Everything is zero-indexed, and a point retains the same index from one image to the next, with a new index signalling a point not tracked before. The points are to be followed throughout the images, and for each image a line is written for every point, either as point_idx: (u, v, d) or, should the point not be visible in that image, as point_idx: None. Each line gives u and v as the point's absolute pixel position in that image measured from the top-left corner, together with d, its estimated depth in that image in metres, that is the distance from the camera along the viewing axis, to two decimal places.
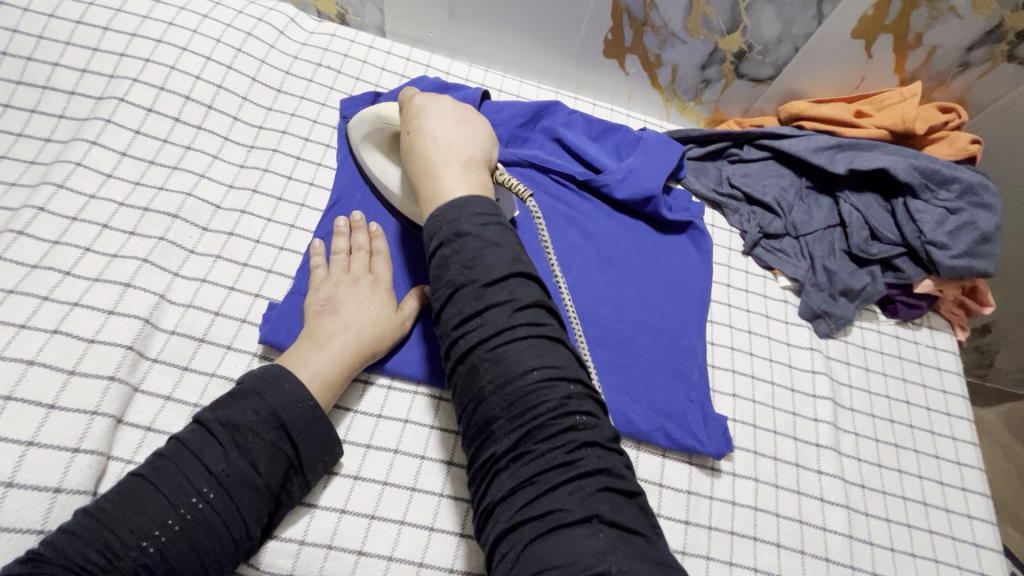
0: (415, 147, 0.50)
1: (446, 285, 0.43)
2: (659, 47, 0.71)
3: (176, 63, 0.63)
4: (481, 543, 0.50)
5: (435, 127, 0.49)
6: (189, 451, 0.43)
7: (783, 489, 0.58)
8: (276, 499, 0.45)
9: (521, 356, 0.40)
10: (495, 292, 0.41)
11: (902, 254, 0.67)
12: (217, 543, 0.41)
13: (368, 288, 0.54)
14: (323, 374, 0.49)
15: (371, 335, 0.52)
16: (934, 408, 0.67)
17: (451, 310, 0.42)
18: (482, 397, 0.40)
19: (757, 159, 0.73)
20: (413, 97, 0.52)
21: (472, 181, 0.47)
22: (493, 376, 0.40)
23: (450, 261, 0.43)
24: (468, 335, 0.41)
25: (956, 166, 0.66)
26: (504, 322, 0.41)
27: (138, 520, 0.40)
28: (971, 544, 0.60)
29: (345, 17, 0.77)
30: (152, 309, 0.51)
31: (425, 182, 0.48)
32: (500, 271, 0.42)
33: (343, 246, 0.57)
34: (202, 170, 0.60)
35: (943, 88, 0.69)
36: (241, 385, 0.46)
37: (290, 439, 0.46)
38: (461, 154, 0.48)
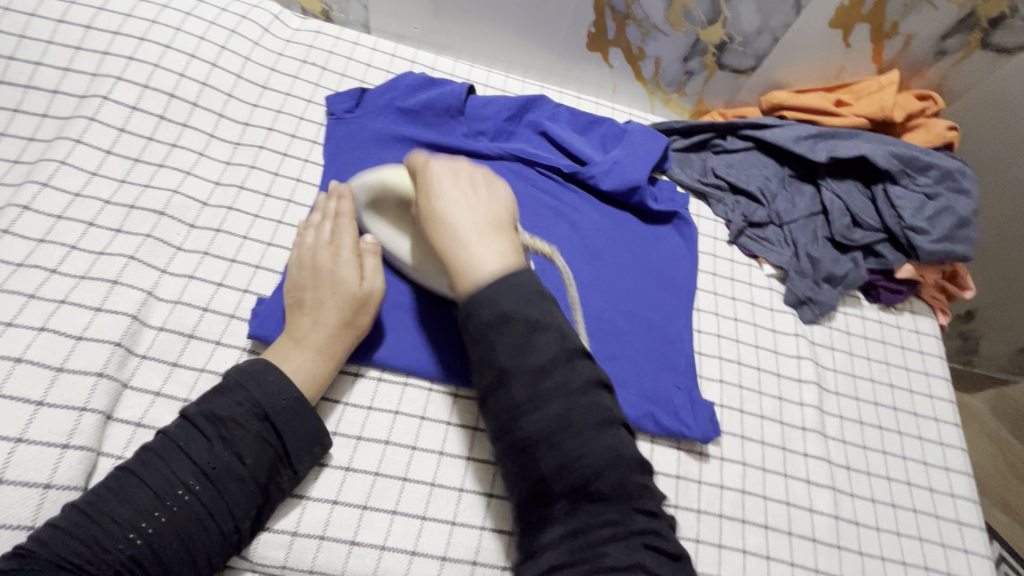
0: (437, 217, 0.48)
1: (493, 368, 0.43)
2: (641, 39, 0.71)
3: (160, 61, 0.63)
4: (473, 531, 0.50)
5: (456, 198, 0.48)
6: (174, 444, 0.43)
7: (770, 472, 0.59)
8: (265, 490, 0.45)
9: (582, 440, 0.42)
10: (551, 378, 0.43)
11: (884, 240, 0.68)
12: (205, 535, 0.42)
13: (333, 258, 0.53)
14: (306, 365, 0.49)
15: (343, 310, 0.51)
16: (917, 390, 0.68)
17: (503, 392, 0.43)
18: (537, 471, 0.42)
19: (740, 149, 0.74)
20: (427, 164, 0.50)
21: (505, 251, 0.47)
22: (552, 457, 0.42)
23: (498, 343, 0.43)
24: (519, 409, 0.43)
25: (933, 152, 0.67)
26: (561, 408, 0.42)
27: (125, 513, 0.40)
28: (954, 522, 0.61)
29: (329, 13, 0.78)
30: (140, 306, 0.51)
31: (456, 256, 0.46)
32: (551, 346, 0.43)
33: (311, 221, 0.55)
34: (189, 167, 0.60)
35: (920, 76, 0.71)
36: (226, 379, 0.47)
37: (276, 431, 0.46)
38: (489, 221, 0.48)
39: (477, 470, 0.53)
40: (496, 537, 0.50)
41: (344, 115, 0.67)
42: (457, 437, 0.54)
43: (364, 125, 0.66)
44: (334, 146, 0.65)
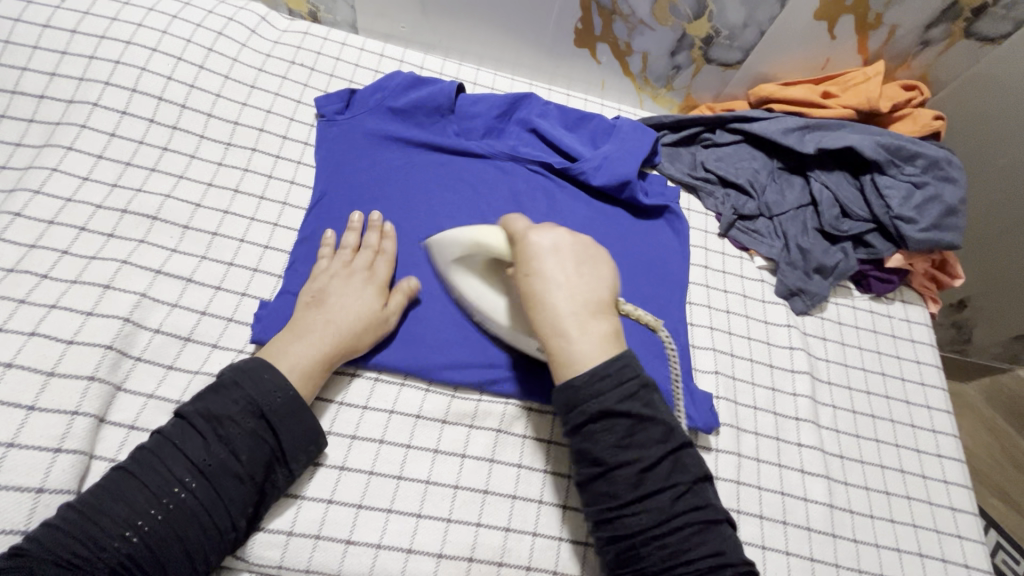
0: (538, 298, 0.46)
1: (594, 461, 0.44)
2: (629, 35, 0.71)
3: (148, 64, 0.63)
4: (469, 528, 0.50)
5: (559, 278, 0.46)
6: (170, 443, 0.43)
7: (764, 463, 0.60)
8: (261, 488, 0.45)
9: (684, 539, 0.43)
10: (653, 477, 0.43)
11: (873, 230, 0.69)
12: (201, 533, 0.42)
13: (361, 283, 0.54)
14: (301, 364, 0.49)
15: (351, 335, 0.52)
16: (909, 378, 0.69)
17: (604, 484, 0.44)
18: (641, 570, 0.43)
19: (730, 142, 0.74)
20: (527, 234, 0.47)
21: (604, 337, 0.46)
22: (656, 557, 0.43)
23: (599, 437, 0.44)
24: (625, 506, 0.43)
25: (919, 141, 0.68)
26: (665, 508, 0.43)
27: (121, 510, 0.41)
28: (947, 508, 0.62)
29: (316, 13, 0.78)
30: (133, 309, 0.51)
31: (555, 342, 0.46)
32: (655, 444, 0.44)
33: (352, 241, 0.57)
34: (181, 170, 0.59)
35: (906, 66, 0.72)
36: (221, 377, 0.47)
37: (272, 429, 0.46)
38: (589, 303, 0.46)
39: (473, 466, 0.53)
40: (492, 533, 0.50)
41: (334, 116, 0.67)
42: (452, 434, 0.54)
43: (355, 125, 0.66)
44: (324, 146, 0.65)
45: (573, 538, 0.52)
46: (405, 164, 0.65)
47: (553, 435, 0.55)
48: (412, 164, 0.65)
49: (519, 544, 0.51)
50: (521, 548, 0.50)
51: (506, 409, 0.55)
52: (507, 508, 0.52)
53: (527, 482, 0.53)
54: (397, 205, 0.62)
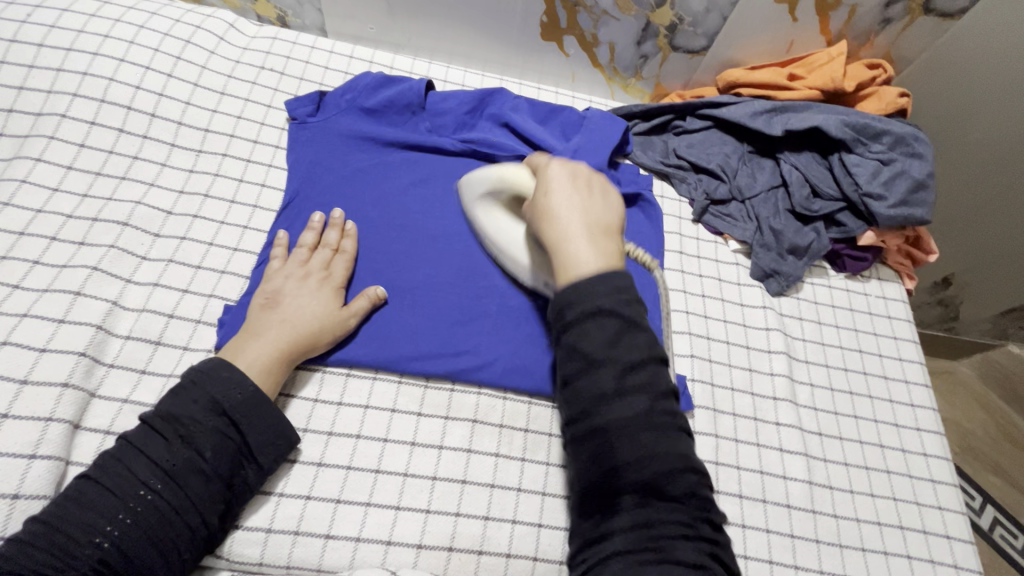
0: (548, 211, 0.49)
1: (582, 357, 0.44)
2: (594, 26, 0.72)
3: (114, 75, 0.63)
4: (449, 518, 0.51)
5: (569, 196, 0.49)
6: (133, 448, 0.44)
7: (742, 443, 0.60)
8: (230, 484, 0.46)
9: (658, 440, 0.43)
10: (637, 375, 0.43)
11: (843, 209, 0.69)
12: (172, 532, 0.43)
13: (316, 284, 0.55)
14: (259, 362, 0.50)
15: (306, 332, 0.52)
16: (887, 354, 0.69)
17: (588, 378, 0.44)
18: (611, 462, 0.43)
19: (700, 128, 0.75)
20: (546, 163, 0.52)
21: (610, 252, 0.47)
22: (629, 449, 0.42)
23: (591, 332, 0.44)
24: (605, 397, 0.43)
25: (886, 119, 0.68)
26: (646, 406, 0.43)
27: (90, 517, 0.41)
28: (927, 480, 0.62)
29: (284, 18, 0.79)
30: (105, 316, 0.51)
31: (562, 251, 0.47)
32: (641, 349, 0.44)
33: (309, 240, 0.58)
34: (151, 178, 0.60)
35: (869, 45, 0.72)
36: (180, 380, 0.47)
37: (234, 425, 0.47)
38: (600, 224, 0.48)
39: (450, 456, 0.53)
40: (472, 522, 0.51)
41: (306, 119, 0.67)
42: (428, 426, 0.54)
43: (327, 126, 0.66)
44: (295, 148, 0.65)
45: (553, 524, 0.52)
46: (376, 163, 0.65)
47: (529, 423, 0.56)
48: (384, 162, 0.65)
49: (499, 532, 0.51)
50: (501, 536, 0.51)
51: (479, 399, 0.56)
52: (486, 497, 0.52)
53: (506, 470, 0.54)
54: (368, 203, 0.63)
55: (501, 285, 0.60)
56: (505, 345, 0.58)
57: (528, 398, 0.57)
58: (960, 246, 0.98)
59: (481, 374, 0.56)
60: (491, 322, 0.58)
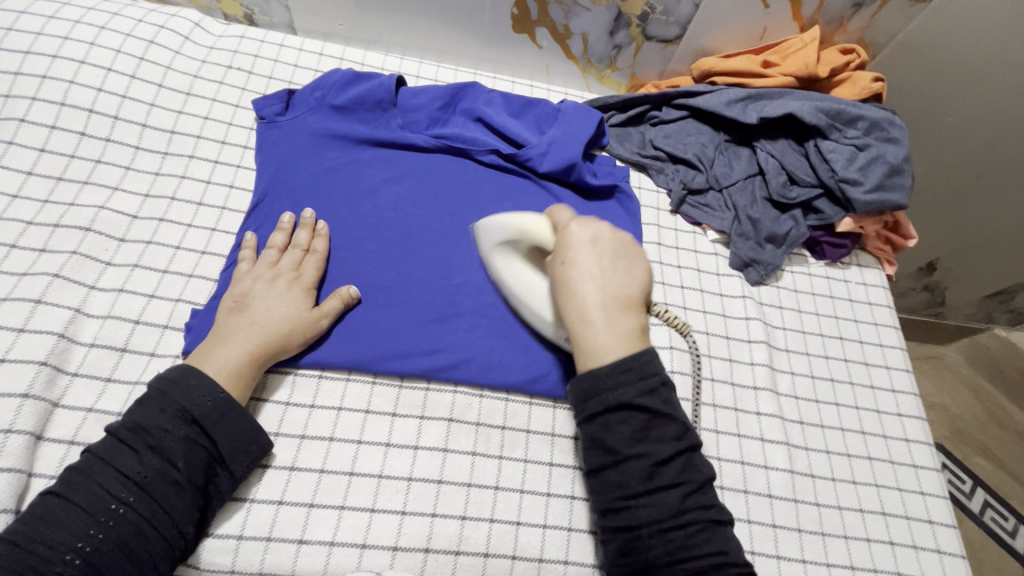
0: (571, 284, 0.50)
1: (606, 451, 0.46)
2: (566, 17, 0.71)
3: (75, 77, 0.62)
4: (425, 519, 0.50)
5: (592, 270, 0.50)
6: (100, 460, 0.43)
7: (723, 434, 0.60)
8: (204, 491, 0.45)
9: (688, 535, 0.44)
10: (664, 472, 0.45)
11: (821, 195, 0.69)
12: (146, 544, 0.42)
13: (286, 285, 0.54)
14: (228, 366, 0.49)
15: (279, 334, 0.52)
16: (867, 340, 0.69)
17: (616, 472, 0.45)
18: (644, 558, 0.44)
19: (676, 119, 0.74)
20: (570, 227, 0.52)
21: (626, 328, 0.48)
22: (660, 547, 0.44)
23: (615, 427, 0.45)
24: (633, 497, 0.44)
25: (861, 104, 0.68)
26: (677, 503, 0.44)
27: (58, 534, 0.41)
28: (909, 466, 0.62)
29: (252, 16, 0.78)
30: (67, 324, 0.51)
31: (581, 330, 0.49)
32: (668, 442, 0.45)
33: (279, 241, 0.57)
34: (115, 182, 0.59)
35: (842, 30, 0.72)
36: (148, 389, 0.47)
37: (205, 432, 0.46)
38: (619, 298, 0.49)
39: (426, 456, 0.52)
40: (449, 523, 0.50)
41: (274, 118, 0.66)
42: (403, 426, 0.53)
43: (296, 126, 0.65)
44: (263, 148, 0.64)
45: (532, 522, 0.52)
46: (347, 161, 0.64)
47: (505, 420, 0.55)
48: (356, 160, 0.64)
49: (477, 531, 0.50)
50: (479, 535, 0.50)
51: (455, 398, 0.55)
52: (462, 496, 0.51)
53: (483, 469, 0.53)
54: (339, 202, 0.61)
55: (476, 281, 0.60)
56: (480, 342, 0.57)
57: (505, 394, 0.56)
58: (938, 233, 0.99)
59: (456, 373, 0.55)
60: (467, 319, 0.58)
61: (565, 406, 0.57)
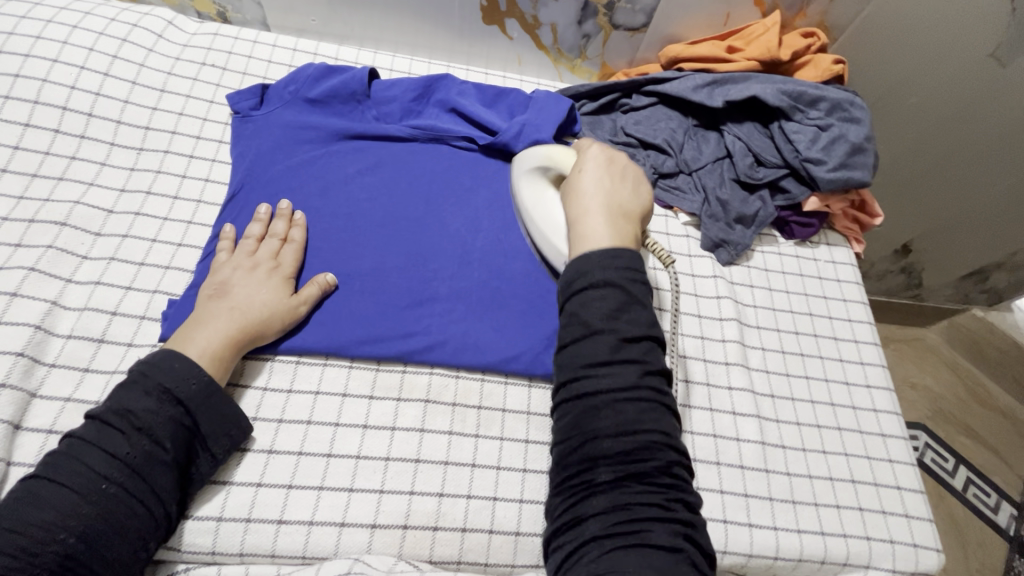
0: (579, 188, 0.55)
1: (581, 323, 0.46)
2: (534, 8, 0.73)
3: (48, 75, 0.63)
4: (403, 496, 0.51)
5: (601, 181, 0.55)
6: (85, 443, 0.43)
7: (696, 409, 0.61)
8: (191, 470, 0.47)
9: (640, 412, 0.44)
10: (630, 348, 0.46)
11: (787, 175, 0.71)
12: (138, 522, 0.43)
13: (265, 274, 0.55)
14: (209, 348, 0.49)
15: (261, 316, 0.52)
16: (836, 316, 0.71)
17: (585, 344, 0.46)
18: (592, 431, 0.44)
19: (645, 105, 0.75)
20: (590, 147, 0.58)
21: (624, 232, 0.52)
22: (610, 418, 0.44)
23: (594, 302, 0.47)
24: (596, 365, 0.45)
25: (822, 86, 0.70)
26: (636, 378, 0.45)
27: (47, 516, 0.40)
28: (877, 435, 0.64)
29: (225, 14, 0.79)
30: (43, 316, 0.52)
31: (581, 224, 0.52)
32: (639, 325, 0.46)
33: (256, 232, 0.58)
34: (91, 178, 0.60)
35: (802, 15, 0.74)
36: (130, 373, 0.47)
37: (191, 414, 0.47)
38: (623, 209, 0.54)
39: (404, 436, 0.54)
40: (426, 499, 0.51)
41: (249, 112, 0.66)
42: (380, 409, 0.54)
43: (270, 119, 0.66)
44: (238, 142, 0.65)
45: (508, 497, 0.53)
46: (322, 153, 0.65)
47: (481, 400, 0.57)
48: (332, 152, 0.65)
49: (454, 507, 0.51)
50: (456, 511, 0.51)
51: (432, 379, 0.57)
52: (440, 474, 0.53)
53: (460, 447, 0.54)
54: (315, 192, 0.62)
55: (451, 267, 0.61)
56: (454, 324, 0.58)
57: (480, 375, 0.58)
58: (909, 214, 1.02)
59: (432, 355, 0.56)
60: (441, 303, 0.59)
61: (539, 385, 0.58)
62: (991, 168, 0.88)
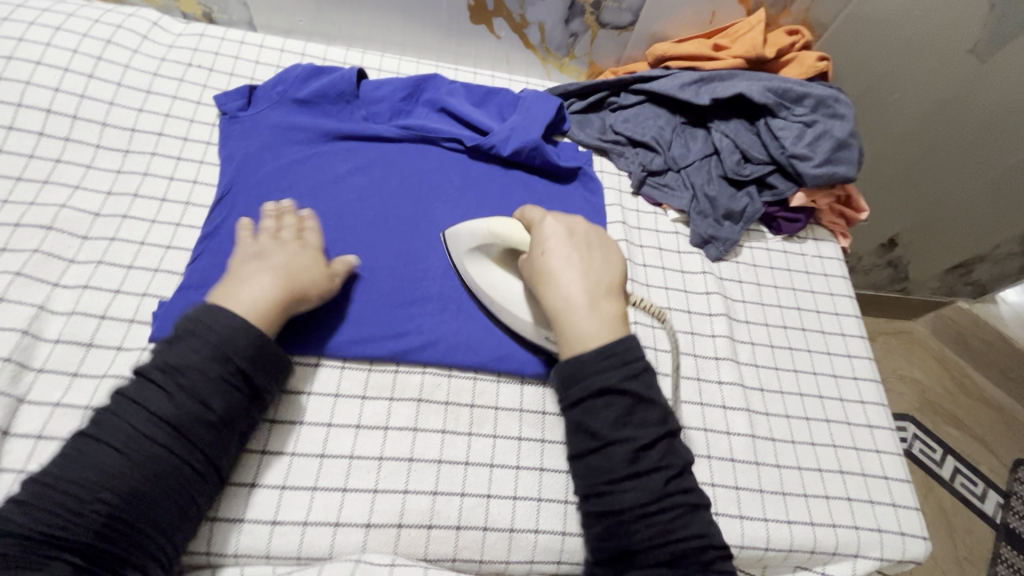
0: (550, 276, 0.54)
1: (594, 436, 0.48)
2: (521, 7, 0.73)
3: (32, 78, 0.62)
4: (397, 495, 0.51)
5: (569, 262, 0.54)
6: (131, 402, 0.44)
7: (687, 404, 0.62)
8: (237, 428, 0.47)
9: (669, 519, 0.46)
10: (647, 457, 0.48)
11: (774, 171, 0.71)
12: (183, 480, 0.44)
13: (298, 244, 0.55)
14: (254, 305, 0.50)
15: (301, 280, 0.53)
16: (824, 310, 0.72)
17: (604, 458, 0.48)
18: (627, 546, 0.46)
19: (633, 104, 0.76)
20: (543, 222, 0.57)
21: (608, 315, 0.53)
22: (643, 534, 0.46)
23: (600, 413, 0.48)
24: (618, 481, 0.47)
25: (806, 82, 0.71)
26: (659, 485, 0.47)
27: (92, 476, 0.42)
28: (864, 426, 0.65)
29: (210, 15, 0.78)
30: (31, 320, 0.51)
31: (567, 316, 0.52)
32: (651, 426, 0.48)
33: (270, 224, 0.56)
34: (77, 181, 0.59)
35: (786, 13, 0.75)
36: (176, 330, 0.47)
37: (238, 370, 0.47)
38: (598, 289, 0.54)
39: (397, 436, 0.54)
40: (420, 498, 0.52)
41: (237, 113, 0.66)
42: (373, 408, 0.54)
43: (259, 120, 0.66)
44: (226, 143, 0.65)
45: (502, 493, 0.53)
46: (311, 154, 0.65)
47: (474, 398, 0.57)
48: (321, 152, 0.65)
49: (449, 505, 0.52)
50: (450, 509, 0.52)
51: (424, 378, 0.57)
52: (434, 472, 0.53)
53: (453, 445, 0.54)
54: (304, 193, 0.62)
55: (442, 267, 0.61)
56: (446, 323, 0.58)
57: (473, 373, 0.58)
58: (896, 208, 1.03)
59: (424, 354, 0.57)
60: (433, 302, 0.59)
61: (531, 383, 0.59)
62: (983, 162, 0.89)
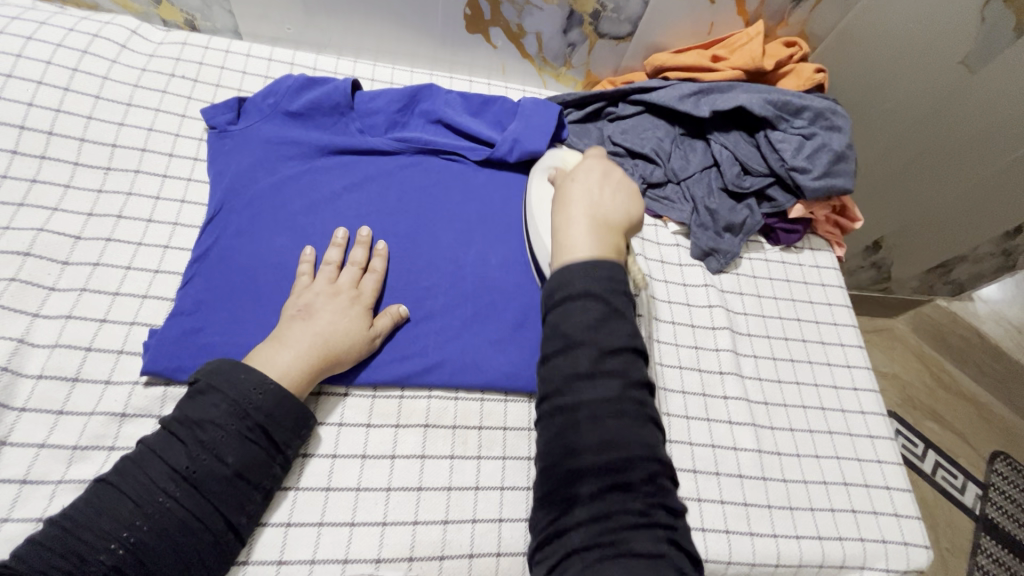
0: (569, 197, 0.56)
1: (562, 336, 0.46)
2: (519, 17, 0.71)
3: (3, 92, 0.58)
4: (406, 527, 0.50)
5: (591, 193, 0.56)
6: (152, 454, 0.44)
7: (693, 419, 0.61)
8: (251, 485, 0.46)
9: (620, 423, 0.44)
10: (610, 360, 0.46)
11: (773, 183, 0.72)
12: (192, 537, 0.43)
13: (348, 301, 0.54)
14: (292, 376, 0.49)
15: (341, 344, 0.52)
16: (823, 320, 0.73)
17: (568, 358, 0.46)
18: (573, 446, 0.44)
19: (632, 114, 0.75)
20: (587, 156, 0.60)
21: (605, 243, 0.52)
22: (591, 432, 0.43)
23: (575, 314, 0.47)
24: (578, 377, 0.45)
25: (805, 95, 0.71)
26: (618, 390, 0.45)
27: (106, 524, 0.41)
28: (865, 436, 0.66)
29: (193, 22, 0.75)
30: (10, 356, 0.48)
31: (566, 233, 0.53)
32: (622, 337, 0.47)
33: (336, 257, 0.57)
34: (55, 203, 0.56)
35: (784, 24, 0.77)
36: (197, 384, 0.47)
37: (257, 429, 0.47)
38: (607, 220, 0.54)
39: (405, 465, 0.52)
40: (431, 528, 0.50)
41: (226, 127, 0.63)
42: (378, 437, 0.53)
43: (250, 134, 0.63)
44: (215, 159, 0.62)
45: (514, 517, 0.52)
46: (306, 170, 0.62)
47: (482, 420, 0.55)
48: (318, 168, 0.63)
49: (460, 533, 0.50)
50: (462, 537, 0.50)
51: (431, 403, 0.55)
52: (442, 500, 0.51)
53: (461, 471, 0.53)
54: (299, 212, 0.60)
55: (444, 283, 0.60)
56: (451, 344, 0.57)
57: (480, 394, 0.57)
58: (883, 212, 1.05)
59: (430, 377, 0.55)
60: (437, 322, 0.58)
61: None
62: (974, 168, 0.88)
